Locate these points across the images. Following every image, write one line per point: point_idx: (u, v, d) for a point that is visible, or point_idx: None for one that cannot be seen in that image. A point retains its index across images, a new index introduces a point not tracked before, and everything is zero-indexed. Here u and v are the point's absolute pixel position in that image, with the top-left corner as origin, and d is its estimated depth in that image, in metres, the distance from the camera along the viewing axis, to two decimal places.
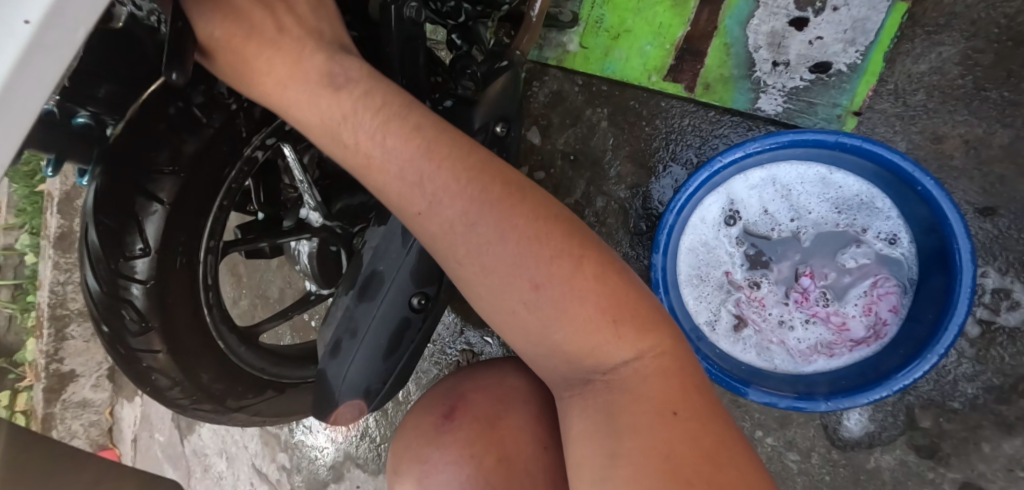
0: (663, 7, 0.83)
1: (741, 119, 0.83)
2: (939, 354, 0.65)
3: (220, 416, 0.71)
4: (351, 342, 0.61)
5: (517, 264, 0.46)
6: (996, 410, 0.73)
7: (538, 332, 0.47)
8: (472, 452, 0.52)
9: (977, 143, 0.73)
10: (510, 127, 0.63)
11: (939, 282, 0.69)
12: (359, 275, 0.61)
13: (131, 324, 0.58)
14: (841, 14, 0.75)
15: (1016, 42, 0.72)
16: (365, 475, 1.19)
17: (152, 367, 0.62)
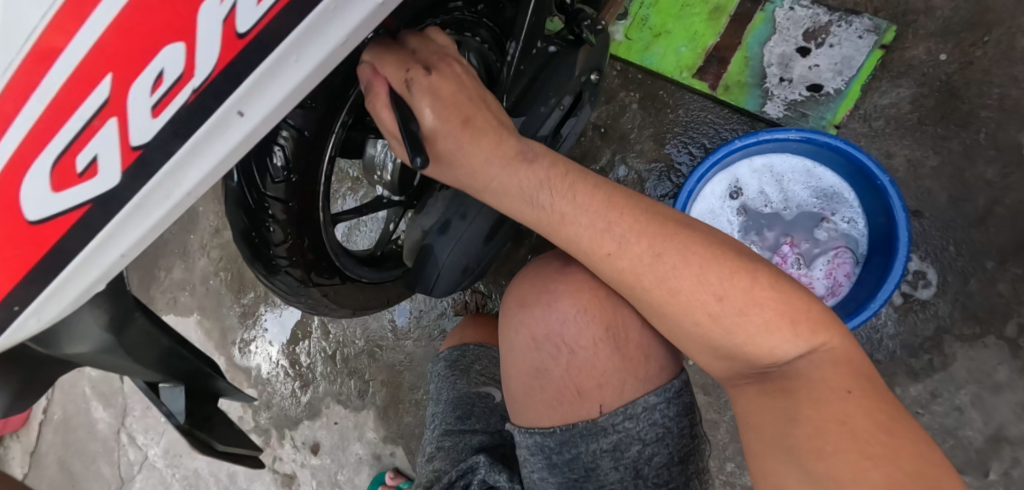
0: (700, 18, 1.03)
1: (748, 120, 1.03)
2: (877, 307, 0.86)
3: (296, 290, 0.78)
4: (461, 222, 0.73)
5: (695, 285, 0.56)
6: (907, 362, 0.95)
7: (723, 337, 0.56)
8: (589, 287, 0.65)
9: (915, 163, 0.96)
10: (601, 76, 0.83)
11: (881, 256, 0.91)
12: None
13: (275, 170, 0.67)
14: (835, 51, 0.98)
15: (950, 92, 0.95)
16: (345, 411, 1.35)
17: (271, 217, 0.70)
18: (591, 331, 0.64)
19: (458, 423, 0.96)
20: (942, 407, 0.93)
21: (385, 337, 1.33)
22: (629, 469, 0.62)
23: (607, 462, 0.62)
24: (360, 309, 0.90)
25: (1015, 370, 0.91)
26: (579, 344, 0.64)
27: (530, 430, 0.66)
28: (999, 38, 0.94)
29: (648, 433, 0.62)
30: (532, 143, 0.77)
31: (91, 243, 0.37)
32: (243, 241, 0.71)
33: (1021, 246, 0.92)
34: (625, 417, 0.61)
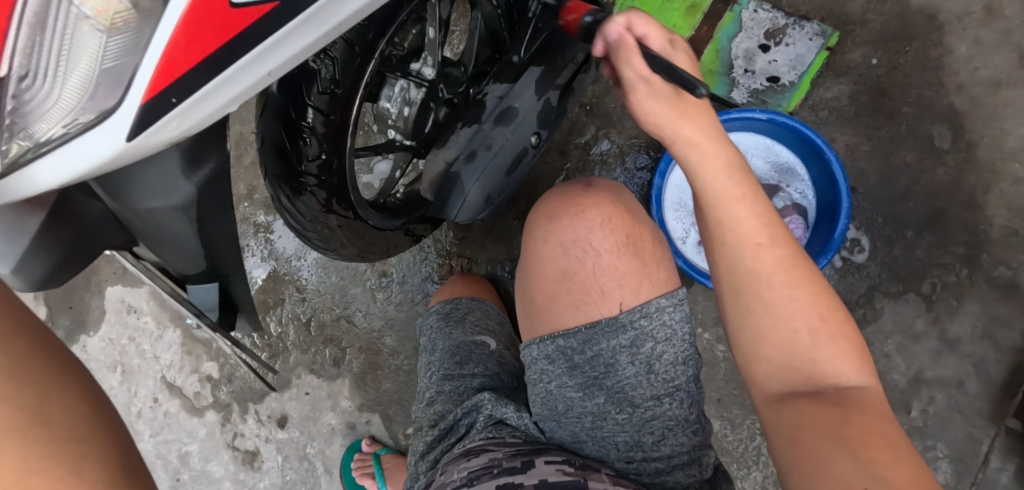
0: (679, 13, 1.18)
1: (717, 105, 1.18)
2: (825, 260, 1.00)
3: (319, 216, 0.69)
4: (485, 152, 0.85)
5: (790, 277, 0.60)
6: (846, 316, 1.10)
7: (791, 325, 0.60)
8: (609, 203, 0.68)
9: (851, 148, 1.14)
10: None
11: (826, 221, 1.06)
12: (497, 108, 0.85)
13: (322, 81, 0.63)
14: (790, 49, 1.14)
15: (880, 89, 1.14)
16: (318, 381, 1.34)
17: (310, 128, 0.64)
18: (615, 238, 0.65)
19: (456, 369, 0.80)
20: (873, 354, 1.10)
21: (368, 305, 1.33)
22: (643, 364, 0.61)
23: (624, 357, 0.61)
24: (363, 253, 0.80)
25: (930, 321, 1.09)
26: (605, 248, 0.64)
27: (549, 338, 0.64)
28: (919, 48, 1.13)
29: (660, 332, 0.61)
30: (549, 90, 0.88)
31: (252, 51, 0.41)
32: (273, 151, 0.64)
33: (934, 218, 1.10)
34: (640, 314, 0.61)
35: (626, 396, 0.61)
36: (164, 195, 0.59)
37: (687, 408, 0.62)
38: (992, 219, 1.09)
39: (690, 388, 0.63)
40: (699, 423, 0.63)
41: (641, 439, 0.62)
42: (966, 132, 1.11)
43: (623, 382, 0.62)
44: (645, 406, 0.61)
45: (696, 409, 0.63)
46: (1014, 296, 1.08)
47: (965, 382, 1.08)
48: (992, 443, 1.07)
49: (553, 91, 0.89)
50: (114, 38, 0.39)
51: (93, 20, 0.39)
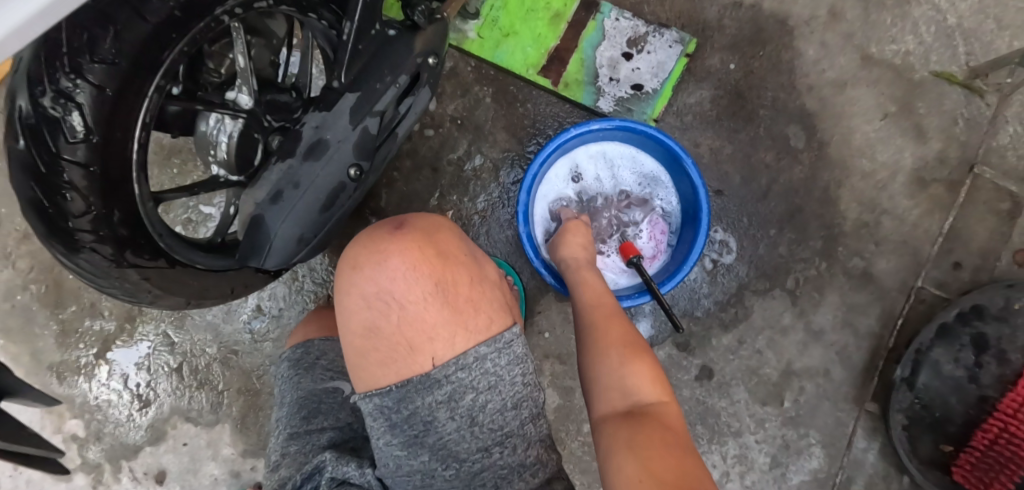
0: (543, 22, 1.17)
1: (585, 114, 1.18)
2: (689, 265, 1.01)
3: (107, 272, 0.65)
4: (292, 192, 0.80)
5: (609, 342, 0.77)
6: (719, 316, 1.13)
7: (613, 369, 0.73)
8: (417, 245, 0.66)
9: (716, 151, 1.16)
10: (438, 60, 0.89)
11: (688, 227, 1.08)
12: (306, 142, 0.80)
13: (71, 128, 0.58)
14: (651, 56, 1.16)
15: (739, 93, 1.17)
16: (196, 429, 1.25)
17: (69, 183, 0.59)
18: (420, 286, 0.64)
19: (303, 425, 0.78)
20: (746, 351, 1.13)
21: (243, 342, 1.25)
22: (464, 417, 0.61)
23: (443, 413, 0.61)
24: (194, 299, 0.75)
25: (796, 314, 1.13)
26: (410, 299, 0.64)
27: (367, 396, 0.64)
28: (772, 53, 1.17)
29: (480, 381, 0.62)
30: (367, 118, 0.82)
31: None
32: (31, 207, 0.60)
33: (793, 216, 1.15)
34: (456, 367, 0.62)
35: (451, 451, 0.62)
36: None
37: (522, 453, 0.63)
38: (846, 213, 1.15)
39: (524, 434, 0.64)
40: (539, 462, 0.64)
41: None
42: (818, 131, 1.16)
43: (445, 439, 0.62)
44: (473, 459, 0.62)
45: (534, 452, 0.64)
46: (868, 284, 1.14)
47: (831, 370, 1.13)
48: (857, 425, 1.12)
49: (371, 118, 0.83)
50: None
51: None
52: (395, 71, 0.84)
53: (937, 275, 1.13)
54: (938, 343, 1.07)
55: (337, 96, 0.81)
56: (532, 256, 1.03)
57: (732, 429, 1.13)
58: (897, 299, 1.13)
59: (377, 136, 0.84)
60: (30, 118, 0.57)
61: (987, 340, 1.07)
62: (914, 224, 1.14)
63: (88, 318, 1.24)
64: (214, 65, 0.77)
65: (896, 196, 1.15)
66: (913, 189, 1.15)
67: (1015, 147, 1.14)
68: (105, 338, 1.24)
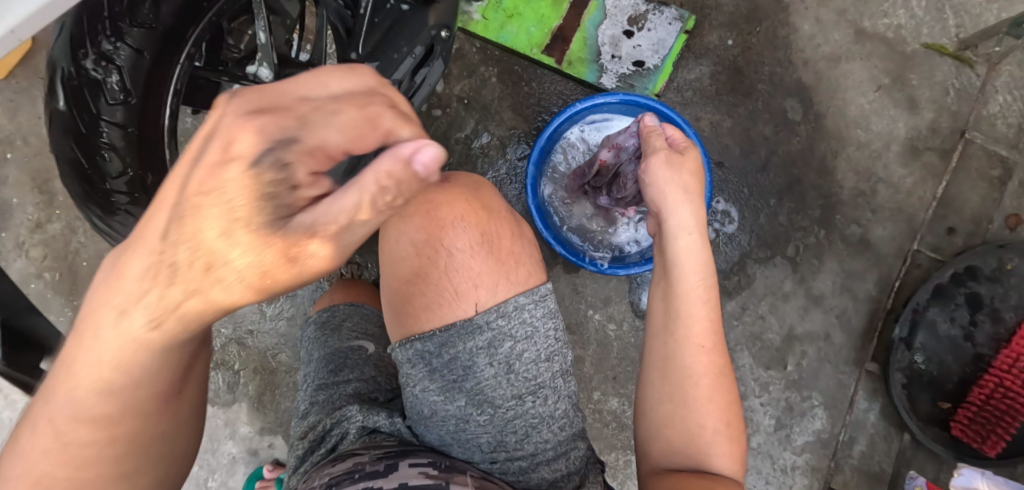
0: (545, 3, 1.20)
1: (588, 92, 1.21)
2: None
3: (137, 237, 0.67)
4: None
5: (693, 357, 0.65)
6: (723, 284, 1.17)
7: (688, 398, 0.65)
8: (463, 197, 0.70)
9: (716, 125, 1.20)
10: (451, 33, 0.89)
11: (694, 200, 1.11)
12: None
13: (111, 90, 0.61)
14: (652, 34, 1.19)
15: (737, 69, 1.21)
16: (213, 410, 1.27)
17: (107, 143, 0.62)
18: (467, 235, 0.68)
19: (332, 377, 0.81)
20: (749, 317, 1.17)
21: (258, 323, 1.28)
22: (502, 364, 0.65)
23: (483, 359, 0.65)
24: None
25: (797, 281, 1.17)
26: (457, 247, 0.67)
27: (405, 343, 0.66)
28: (768, 29, 1.21)
29: (518, 331, 0.66)
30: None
31: None
32: (70, 170, 0.62)
33: (792, 186, 1.18)
34: (498, 315, 0.65)
35: (487, 397, 0.66)
36: None
37: (551, 403, 0.68)
38: (842, 182, 1.19)
39: (554, 386, 0.68)
40: (566, 417, 0.69)
41: (503, 439, 0.66)
42: (814, 104, 1.20)
43: (483, 384, 0.65)
44: (507, 405, 0.66)
45: (561, 403, 0.69)
46: (866, 251, 1.18)
47: (831, 334, 1.17)
48: (858, 387, 1.16)
49: None
50: None
51: None
52: (410, 43, 0.88)
53: (931, 240, 1.17)
54: (934, 303, 1.11)
55: (356, 67, 0.85)
56: (541, 227, 1.07)
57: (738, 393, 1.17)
58: (894, 264, 1.17)
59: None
60: (73, 79, 0.59)
61: (981, 300, 1.11)
62: (908, 191, 1.18)
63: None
64: (233, 42, 0.79)
65: (890, 165, 1.19)
66: (906, 158, 1.19)
67: (1004, 115, 1.19)
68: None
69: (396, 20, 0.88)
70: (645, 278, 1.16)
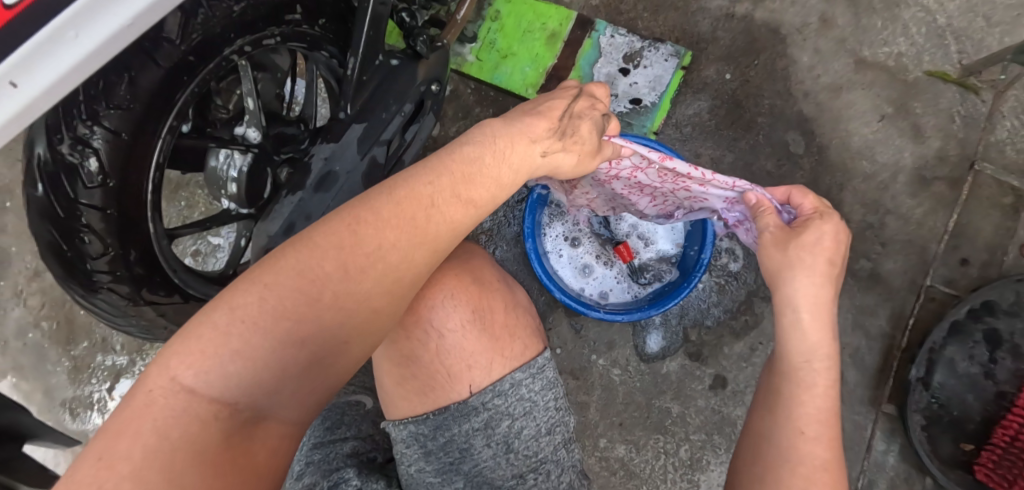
0: (540, 42, 1.19)
1: None
2: (698, 274, 1.01)
3: (126, 310, 0.66)
4: (305, 223, 0.78)
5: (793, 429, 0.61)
6: (730, 323, 1.13)
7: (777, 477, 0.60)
8: (454, 271, 0.67)
9: (716, 160, 1.18)
10: (441, 86, 0.93)
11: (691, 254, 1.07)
12: (313, 174, 0.80)
13: (88, 173, 0.59)
14: (649, 70, 1.18)
15: (736, 102, 1.19)
16: None
17: (87, 226, 0.60)
18: (463, 310, 0.65)
19: (326, 435, 0.79)
20: (759, 358, 1.13)
21: None
22: (500, 444, 0.63)
23: (479, 440, 0.62)
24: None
25: None
26: (450, 327, 0.65)
27: (401, 423, 0.65)
28: (766, 61, 1.19)
29: (516, 408, 0.64)
30: (374, 147, 0.85)
31: None
32: (50, 254, 0.60)
33: None
34: (494, 394, 0.63)
35: (486, 478, 0.63)
36: None
37: (555, 479, 0.65)
38: (849, 215, 1.16)
39: (557, 458, 0.66)
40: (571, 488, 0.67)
41: None
42: (817, 136, 1.17)
43: (481, 466, 0.63)
44: (508, 485, 0.63)
45: (566, 477, 0.66)
46: (876, 285, 1.14)
47: (844, 372, 1.13)
48: (875, 428, 1.12)
49: (378, 147, 0.85)
50: None
51: None
52: (399, 100, 0.87)
53: (945, 273, 1.13)
54: (951, 341, 1.07)
55: (344, 127, 0.83)
56: (540, 272, 1.04)
57: None
58: (907, 298, 1.13)
59: (384, 164, 0.86)
60: (49, 165, 0.57)
61: (1000, 336, 1.07)
62: (919, 222, 1.15)
63: (100, 354, 1.20)
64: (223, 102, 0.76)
65: (898, 196, 1.16)
66: (915, 188, 1.16)
67: (1013, 142, 1.15)
68: (117, 373, 1.20)
69: (386, 74, 0.86)
70: (649, 321, 1.13)
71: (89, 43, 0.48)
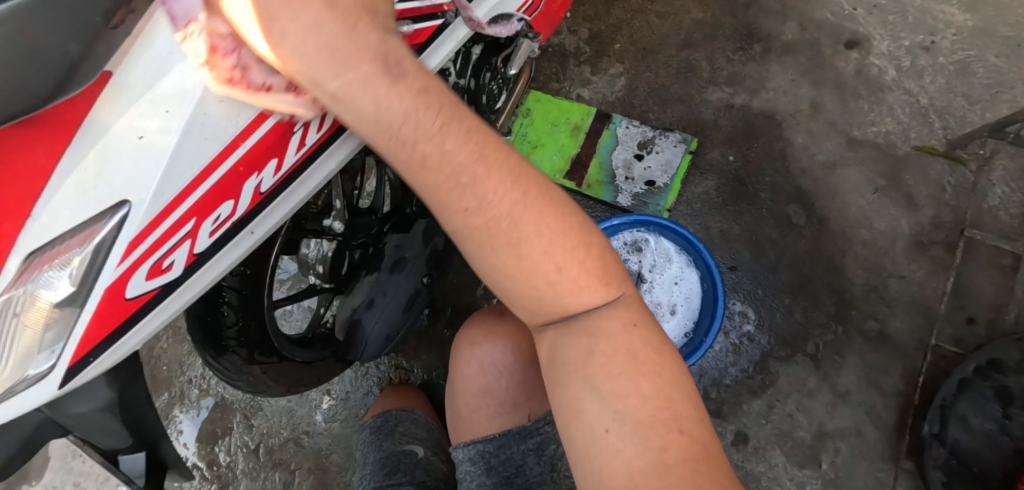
0: (565, 134, 1.37)
1: (606, 209, 1.34)
2: (710, 338, 1.12)
3: (241, 367, 0.84)
4: (382, 299, 1.03)
5: (553, 248, 0.54)
6: (747, 382, 1.21)
7: (554, 302, 0.55)
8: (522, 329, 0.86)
9: (725, 232, 1.30)
10: None
11: (705, 311, 1.20)
12: (389, 259, 1.03)
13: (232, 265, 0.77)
14: (660, 156, 1.33)
15: (739, 180, 1.32)
16: None
17: (226, 302, 0.79)
18: (523, 359, 0.84)
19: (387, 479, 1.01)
20: (778, 415, 1.20)
21: (313, 424, 1.35)
22: (548, 463, 0.76)
23: (532, 459, 0.76)
24: (292, 388, 0.94)
25: (820, 378, 1.21)
26: (516, 369, 0.83)
27: (469, 445, 0.80)
28: (764, 143, 1.34)
29: (561, 434, 0.76)
30: (435, 239, 1.06)
31: (156, 310, 0.53)
32: (196, 322, 0.78)
33: (805, 285, 1.25)
34: (545, 422, 0.76)
35: None
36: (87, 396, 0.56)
37: None
38: (854, 278, 1.25)
39: None
40: None
41: None
42: (816, 208, 1.29)
43: (531, 481, 0.75)
44: None
45: None
46: (886, 344, 1.21)
47: (864, 429, 1.18)
48: (898, 484, 1.15)
49: (438, 238, 1.07)
50: (49, 330, 0.45)
51: (20, 317, 0.44)
52: None
53: (953, 332, 1.20)
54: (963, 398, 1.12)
55: (412, 220, 1.04)
56: None
57: None
58: (916, 356, 1.20)
59: (443, 249, 1.08)
60: None
61: None
62: (921, 284, 1.23)
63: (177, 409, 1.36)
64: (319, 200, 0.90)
65: (899, 259, 1.25)
66: (914, 252, 1.25)
67: (1005, 207, 1.25)
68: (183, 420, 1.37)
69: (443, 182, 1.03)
70: None
71: (291, 198, 0.61)
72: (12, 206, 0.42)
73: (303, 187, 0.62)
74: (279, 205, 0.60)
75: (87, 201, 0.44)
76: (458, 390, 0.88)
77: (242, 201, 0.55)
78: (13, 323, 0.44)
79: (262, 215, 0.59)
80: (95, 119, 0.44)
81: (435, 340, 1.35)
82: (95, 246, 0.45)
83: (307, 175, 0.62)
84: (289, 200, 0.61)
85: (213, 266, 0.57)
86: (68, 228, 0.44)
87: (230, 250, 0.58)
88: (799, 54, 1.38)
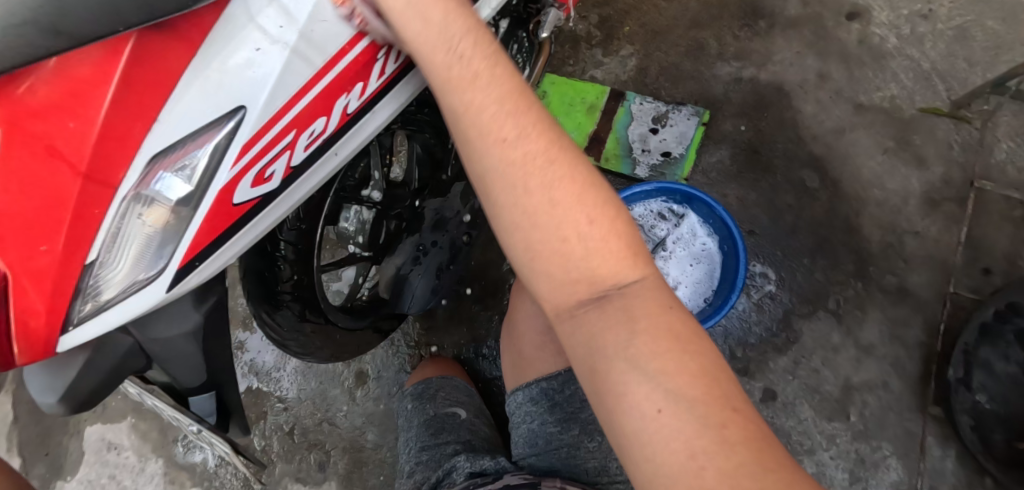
0: (581, 113, 1.42)
1: (625, 182, 1.39)
2: (735, 293, 1.15)
3: (293, 324, 0.88)
4: (426, 257, 1.13)
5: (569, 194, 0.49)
6: (772, 341, 1.24)
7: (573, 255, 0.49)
8: None
9: (741, 198, 1.34)
10: None
11: (728, 275, 1.22)
12: (429, 220, 1.10)
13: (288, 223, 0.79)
14: (675, 128, 1.38)
15: (752, 149, 1.37)
16: None
17: (282, 257, 0.82)
18: None
19: (432, 438, 1.01)
20: (804, 371, 1.22)
21: (347, 404, 1.38)
22: None
23: None
24: (337, 353, 0.99)
25: (843, 333, 1.24)
26: None
27: (538, 381, 0.89)
28: (775, 113, 1.38)
29: None
30: (469, 200, 1.13)
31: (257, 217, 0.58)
32: (253, 277, 0.81)
33: (822, 245, 1.29)
34: None
35: (596, 425, 0.84)
36: (178, 320, 0.61)
37: None
38: (870, 237, 1.28)
39: None
40: None
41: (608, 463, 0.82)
42: (829, 171, 1.33)
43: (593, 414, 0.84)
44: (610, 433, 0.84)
45: None
46: (906, 298, 1.24)
47: (889, 380, 1.21)
48: (926, 433, 1.18)
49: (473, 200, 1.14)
50: (161, 232, 0.50)
51: (139, 217, 0.49)
52: None
53: (970, 282, 1.24)
54: None
55: (447, 185, 1.08)
56: None
57: (805, 447, 1.19)
58: (936, 308, 1.23)
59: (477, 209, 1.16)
60: None
61: None
62: (936, 239, 1.27)
63: None
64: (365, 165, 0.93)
65: (912, 217, 1.28)
66: (927, 209, 1.29)
67: (1012, 162, 1.29)
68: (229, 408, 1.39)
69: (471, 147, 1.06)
70: None
71: (369, 125, 0.66)
72: (139, 110, 0.47)
73: (378, 116, 0.67)
74: (359, 132, 0.66)
75: (209, 104, 0.50)
76: (522, 332, 0.95)
77: (331, 119, 0.61)
78: (135, 221, 0.49)
79: (345, 140, 0.64)
80: (219, 31, 0.50)
81: (463, 315, 1.39)
82: (213, 148, 0.51)
83: (382, 104, 0.67)
84: (367, 126, 0.66)
85: (302, 182, 0.62)
86: (191, 131, 0.49)
87: (318, 169, 0.63)
88: (802, 28, 1.43)
